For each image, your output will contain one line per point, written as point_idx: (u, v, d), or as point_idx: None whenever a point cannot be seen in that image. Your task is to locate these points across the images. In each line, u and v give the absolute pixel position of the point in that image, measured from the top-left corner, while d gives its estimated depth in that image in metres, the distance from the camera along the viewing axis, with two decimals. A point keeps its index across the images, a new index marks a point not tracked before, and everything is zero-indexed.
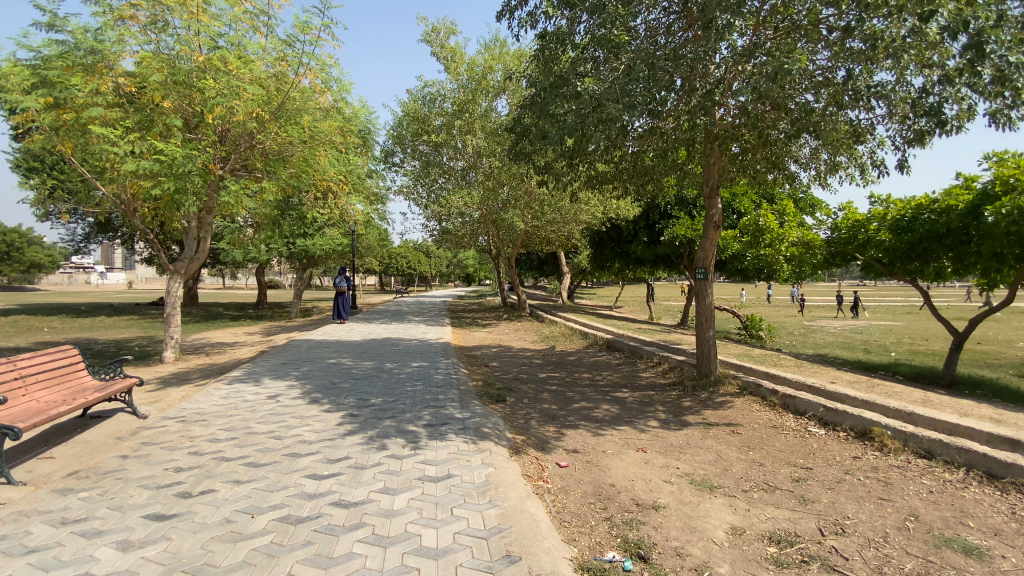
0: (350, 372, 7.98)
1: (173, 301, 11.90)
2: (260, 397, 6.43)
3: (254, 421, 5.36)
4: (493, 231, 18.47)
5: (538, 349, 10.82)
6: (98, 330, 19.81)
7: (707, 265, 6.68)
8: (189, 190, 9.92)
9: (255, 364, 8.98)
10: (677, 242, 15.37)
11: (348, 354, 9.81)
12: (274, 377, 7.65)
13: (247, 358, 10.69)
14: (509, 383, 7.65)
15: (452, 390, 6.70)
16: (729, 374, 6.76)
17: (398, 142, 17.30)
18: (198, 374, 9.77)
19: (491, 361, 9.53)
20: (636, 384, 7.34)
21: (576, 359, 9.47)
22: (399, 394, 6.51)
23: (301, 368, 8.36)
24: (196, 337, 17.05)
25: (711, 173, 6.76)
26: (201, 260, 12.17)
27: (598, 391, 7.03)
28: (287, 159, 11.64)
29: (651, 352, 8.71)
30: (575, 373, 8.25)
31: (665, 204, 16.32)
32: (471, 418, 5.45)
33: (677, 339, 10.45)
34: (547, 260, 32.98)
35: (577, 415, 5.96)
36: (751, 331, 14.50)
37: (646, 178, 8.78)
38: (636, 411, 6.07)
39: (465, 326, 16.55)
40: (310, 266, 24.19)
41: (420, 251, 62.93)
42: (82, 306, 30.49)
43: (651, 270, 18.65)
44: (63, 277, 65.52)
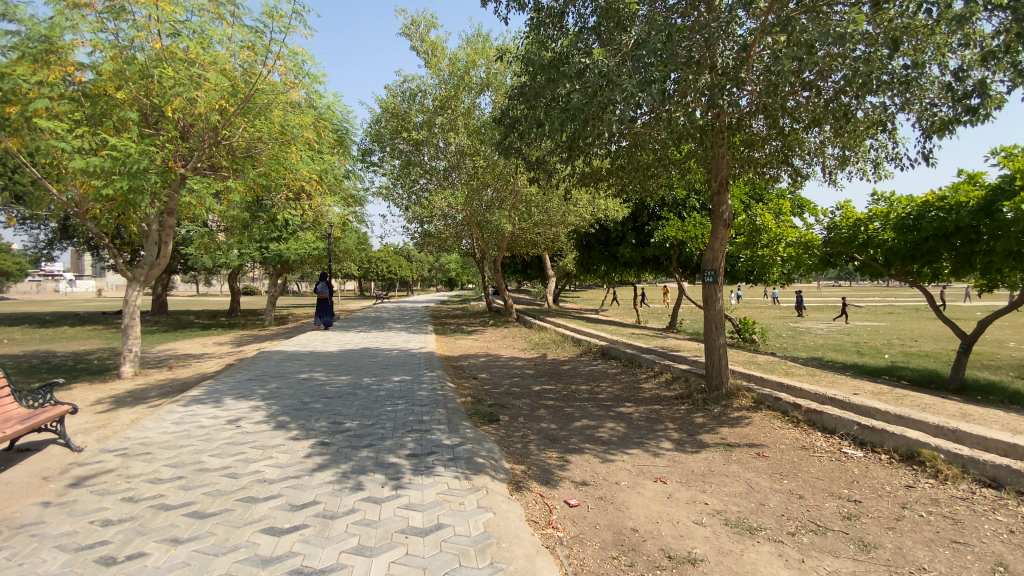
0: (323, 389, 7.20)
1: (131, 312, 10.89)
2: (218, 421, 5.63)
3: (206, 453, 4.57)
4: (478, 233, 17.80)
5: (528, 358, 10.16)
6: (54, 342, 18.42)
7: (716, 267, 6.10)
8: (145, 190, 8.90)
9: (219, 380, 8.11)
10: (666, 244, 14.87)
11: (323, 367, 8.99)
12: (238, 397, 6.81)
13: (211, 374, 9.77)
14: (500, 398, 6.95)
15: (438, 410, 5.99)
16: (741, 385, 6.19)
17: (377, 141, 16.50)
18: (156, 392, 8.83)
19: (479, 372, 8.83)
20: (639, 397, 6.72)
21: (571, 368, 8.84)
22: (377, 416, 5.76)
23: (269, 385, 7.53)
24: (161, 349, 15.91)
25: (721, 166, 6.16)
26: (163, 266, 11.19)
27: (599, 406, 6.39)
28: (256, 157, 10.85)
29: (651, 361, 8.11)
30: (571, 385, 7.60)
31: (653, 205, 15.85)
32: (461, 444, 4.76)
33: (675, 345, 9.92)
34: (531, 264, 32.39)
35: (580, 436, 5.30)
36: (744, 335, 14.07)
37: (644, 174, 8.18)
38: (645, 429, 5.44)
39: (448, 333, 15.78)
40: (285, 271, 23.09)
41: (401, 256, 61.87)
42: (40, 316, 28.64)
43: (639, 272, 18.21)
44: (27, 286, 63.04)
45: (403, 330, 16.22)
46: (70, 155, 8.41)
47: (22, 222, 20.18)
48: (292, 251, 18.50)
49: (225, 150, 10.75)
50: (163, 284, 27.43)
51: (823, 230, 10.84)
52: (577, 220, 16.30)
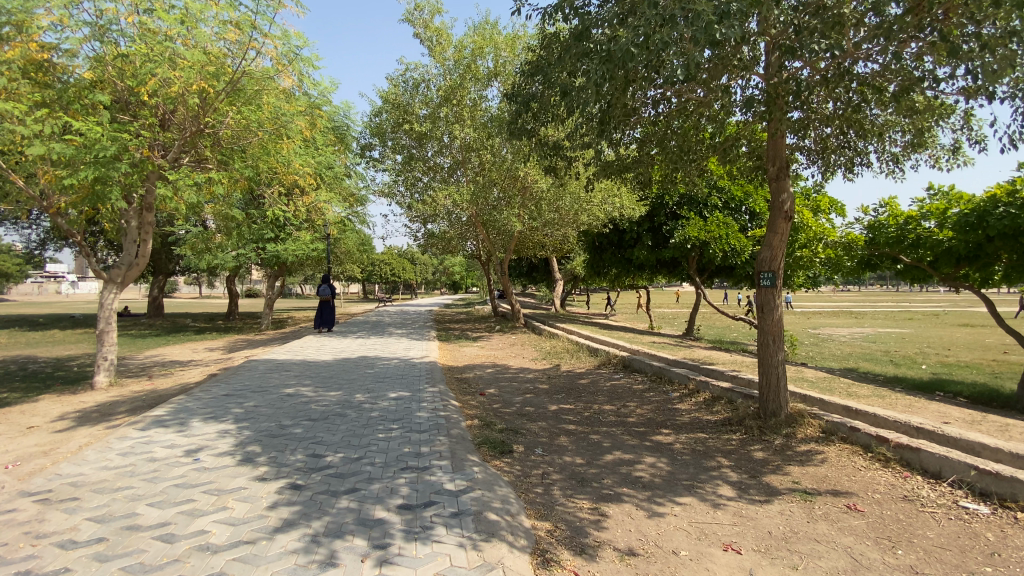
0: (308, 408, 6.23)
1: (107, 315, 9.96)
2: (173, 453, 4.64)
3: (145, 502, 3.60)
4: (485, 234, 16.80)
5: (541, 369, 9.16)
6: (39, 346, 17.50)
7: (775, 268, 5.09)
8: (115, 181, 7.95)
9: (192, 396, 7.12)
10: (686, 245, 13.79)
11: (312, 380, 8.00)
12: (207, 419, 5.81)
13: (189, 386, 8.81)
14: (513, 420, 5.95)
15: (440, 438, 5.01)
16: (803, 410, 5.18)
17: (377, 135, 15.56)
18: (126, 407, 7.85)
19: (487, 387, 7.82)
20: (677, 422, 5.70)
21: (590, 383, 7.85)
22: (367, 446, 4.79)
23: (247, 403, 6.56)
24: (147, 355, 14.95)
25: (780, 147, 5.16)
26: (143, 265, 10.26)
27: (631, 433, 5.38)
28: (245, 149, 9.96)
29: (682, 377, 7.12)
30: (593, 404, 6.59)
31: (670, 203, 14.74)
32: (469, 490, 3.75)
33: (703, 357, 8.92)
34: (537, 268, 31.37)
35: (615, 476, 4.30)
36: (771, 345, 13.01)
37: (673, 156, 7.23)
38: (693, 470, 4.42)
39: (452, 339, 14.79)
40: (283, 273, 22.18)
41: (405, 259, 61.07)
42: (33, 318, 27.80)
43: (654, 276, 17.23)
44: (30, 287, 62.78)
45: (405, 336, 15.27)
46: (28, 139, 7.46)
47: (12, 220, 19.43)
48: (289, 252, 17.60)
49: (204, 137, 9.83)
50: (160, 287, 26.56)
51: (866, 228, 9.86)
52: (588, 221, 15.27)
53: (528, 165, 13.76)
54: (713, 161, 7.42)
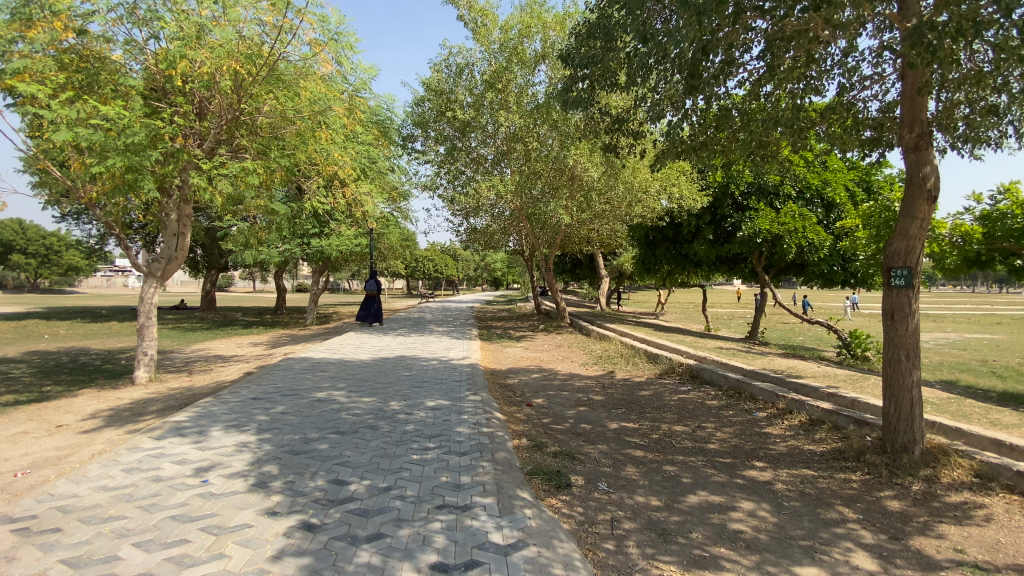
0: (338, 418, 5.61)
1: (147, 310, 9.81)
2: (181, 471, 4.03)
3: (133, 543, 2.89)
4: (529, 229, 16.01)
5: (594, 377, 8.27)
6: (99, 338, 18.13)
7: (912, 264, 4.04)
8: (148, 169, 7.64)
9: (220, 398, 6.64)
10: (756, 240, 12.54)
11: (346, 383, 7.41)
12: (228, 428, 5.26)
13: (223, 385, 8.45)
14: (569, 441, 5.08)
15: (484, 464, 4.21)
16: (943, 446, 4.06)
17: (419, 125, 14.99)
18: (158, 407, 7.53)
19: (535, 396, 7.00)
20: (771, 454, 4.67)
21: (653, 395, 6.90)
22: (398, 471, 4.06)
23: (274, 409, 5.99)
24: (194, 349, 15.05)
25: (919, 107, 4.12)
26: (182, 259, 10.05)
27: (715, 468, 4.40)
28: (283, 138, 9.55)
29: (768, 394, 6.06)
30: (662, 424, 5.62)
31: (736, 193, 13.50)
32: (522, 547, 2.92)
33: (785, 367, 7.75)
34: (582, 265, 30.28)
35: (707, 531, 3.37)
36: (853, 352, 11.60)
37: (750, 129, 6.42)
38: (809, 526, 3.43)
39: (494, 339, 14.04)
40: (327, 269, 22.19)
41: (446, 255, 61.28)
42: (101, 310, 29.33)
43: (712, 272, 15.97)
44: (102, 279, 66.96)
45: (445, 335, 14.66)
46: (57, 125, 7.23)
47: (73, 215, 20.12)
48: (333, 247, 17.42)
49: (239, 125, 9.49)
50: (214, 281, 27.32)
51: (978, 216, 8.30)
52: (643, 214, 14.22)
53: (578, 151, 12.81)
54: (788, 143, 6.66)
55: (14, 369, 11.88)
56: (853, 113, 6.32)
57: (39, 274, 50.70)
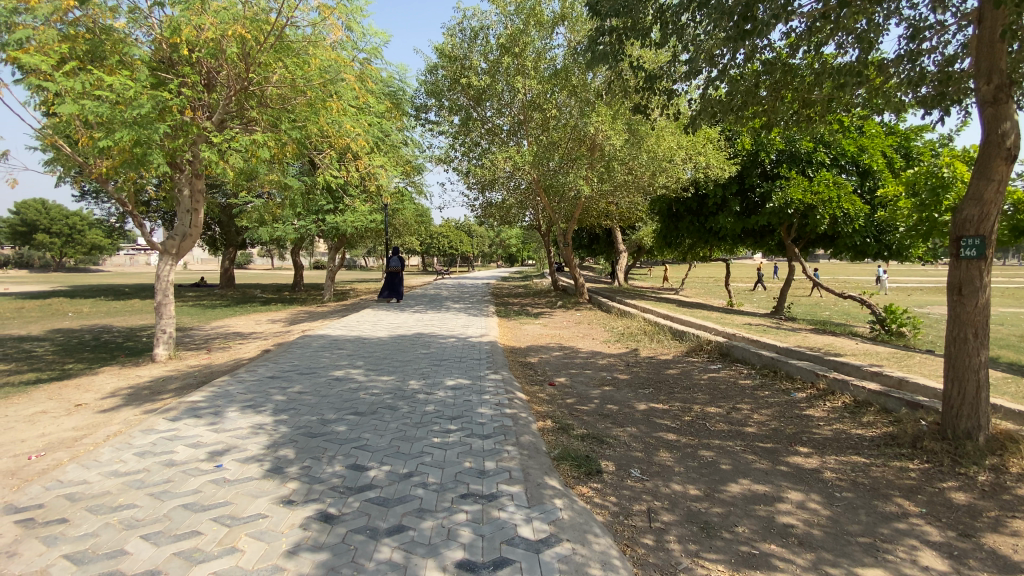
0: (356, 398, 5.44)
1: (164, 288, 9.74)
2: (195, 455, 3.90)
3: (139, 535, 2.78)
4: (548, 203, 15.58)
5: (618, 354, 8.00)
6: (122, 316, 18.36)
7: (986, 233, 3.64)
8: (156, 143, 7.41)
9: (238, 377, 6.53)
10: (787, 211, 11.97)
11: (364, 361, 7.24)
12: (245, 408, 5.11)
13: (241, 363, 8.37)
14: (597, 424, 4.82)
15: (508, 449, 3.99)
16: (1012, 434, 3.72)
17: (433, 95, 14.48)
18: (177, 386, 7.47)
19: (558, 375, 6.76)
20: (816, 440, 4.35)
21: (682, 374, 6.61)
22: (419, 456, 3.85)
23: (292, 388, 5.85)
24: (214, 327, 15.11)
25: (999, 54, 3.68)
26: (197, 237, 9.93)
27: (757, 455, 4.11)
28: (293, 108, 9.23)
29: (807, 373, 5.74)
30: (693, 405, 5.34)
31: (765, 162, 12.91)
32: (554, 543, 2.69)
33: (821, 344, 7.39)
34: (599, 240, 29.74)
35: (753, 525, 3.10)
36: (887, 327, 11.13)
37: (790, 85, 6.68)
38: (866, 521, 3.14)
39: (512, 315, 13.82)
40: (343, 246, 22.06)
41: (461, 231, 61.04)
42: (123, 288, 29.76)
43: (737, 245, 15.45)
44: (126, 258, 68.21)
45: (462, 312, 14.47)
46: (60, 98, 7.00)
47: (91, 193, 20.16)
48: (348, 224, 17.22)
49: (247, 95, 9.21)
50: (232, 258, 27.42)
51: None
52: (667, 185, 13.71)
53: (599, 118, 12.25)
54: (828, 103, 6.74)
55: (40, 347, 12.03)
56: (910, 68, 5.81)
57: (65, 253, 51.73)
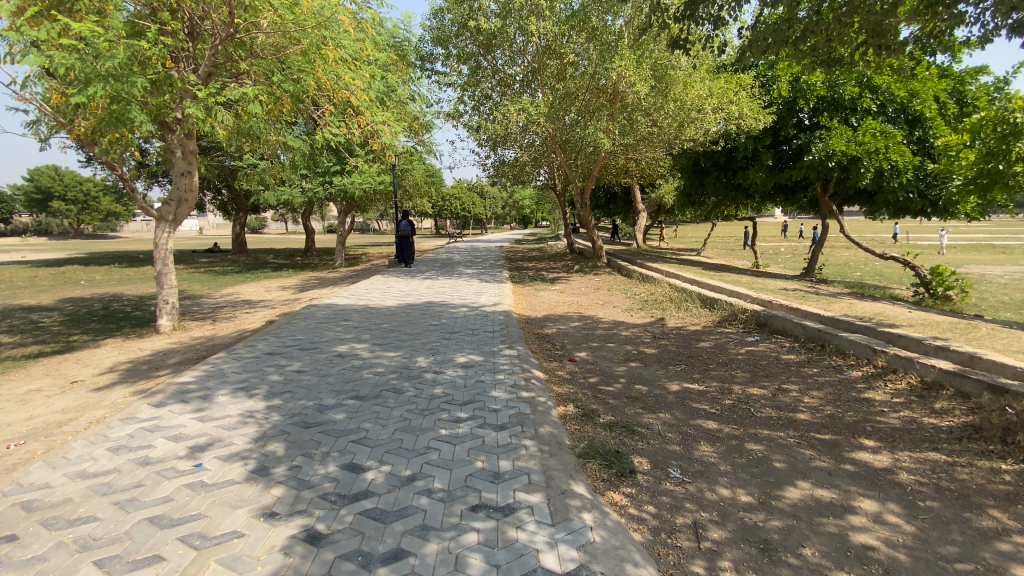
0: (358, 377, 4.97)
1: (163, 256, 9.30)
2: (174, 452, 3.50)
3: (89, 564, 2.35)
4: (565, 161, 14.72)
5: (643, 324, 7.41)
6: (134, 283, 18.18)
7: None
8: (134, 98, 6.79)
9: (235, 352, 6.11)
10: (827, 164, 11.01)
11: (370, 334, 6.75)
12: (237, 392, 4.67)
13: (244, 335, 7.98)
14: (625, 409, 4.27)
15: (528, 443, 3.45)
16: None
17: (439, 43, 13.44)
18: (176, 361, 7.10)
19: (579, 349, 6.22)
20: (883, 431, 3.75)
21: (715, 348, 6.02)
22: (425, 453, 3.33)
23: (290, 366, 5.39)
24: (225, 294, 14.83)
25: None
26: (194, 202, 9.42)
27: (816, 451, 3.53)
28: (287, 58, 8.52)
29: (862, 348, 5.11)
30: (732, 386, 4.77)
31: (803, 111, 11.90)
32: None
33: (870, 312, 6.69)
34: (617, 199, 28.66)
35: (824, 546, 2.55)
36: (932, 291, 10.32)
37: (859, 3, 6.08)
38: (962, 541, 2.57)
39: (527, 281, 13.22)
40: (352, 209, 21.45)
41: (474, 191, 59.93)
42: (139, 255, 29.76)
43: (767, 203, 14.53)
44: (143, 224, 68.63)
45: (475, 277, 13.90)
46: (28, 50, 6.44)
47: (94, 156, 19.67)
48: (357, 186, 16.58)
49: (236, 43, 8.59)
50: (243, 223, 27.04)
51: None
52: (694, 138, 12.78)
53: (621, 63, 11.24)
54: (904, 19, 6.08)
55: (49, 318, 11.82)
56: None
57: (82, 220, 51.99)
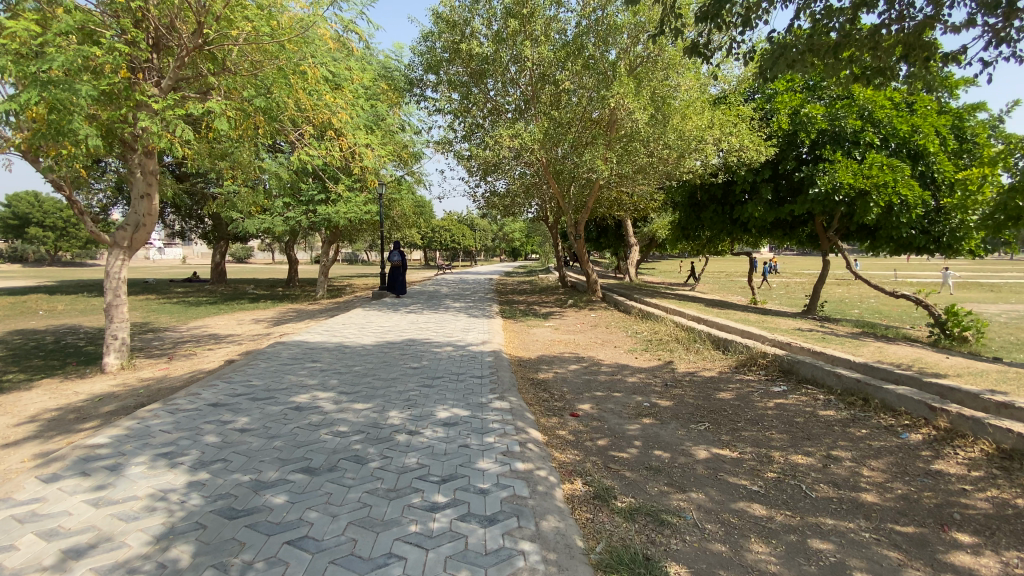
0: (315, 438, 4.04)
1: (115, 286, 8.30)
2: (38, 558, 2.53)
3: None
4: (558, 192, 14.19)
5: (650, 369, 6.58)
6: (98, 314, 16.97)
7: None
8: (82, 107, 5.99)
9: (175, 400, 5.15)
10: (833, 198, 10.54)
11: (338, 380, 5.82)
12: (157, 460, 3.71)
13: (196, 378, 6.97)
14: (646, 486, 3.40)
15: (526, 547, 2.54)
16: None
17: (430, 68, 13.02)
18: (111, 410, 6.06)
19: (582, 399, 5.36)
20: (978, 521, 2.93)
21: (739, 400, 5.20)
22: (384, 565, 2.40)
23: (236, 421, 4.44)
24: (192, 327, 13.74)
25: None
26: (154, 226, 8.55)
27: (904, 555, 2.67)
28: (258, 74, 7.85)
29: (916, 405, 4.35)
30: (772, 452, 3.94)
31: (804, 145, 11.48)
32: None
33: (905, 358, 5.94)
34: (608, 233, 28.31)
35: None
36: (947, 331, 9.64)
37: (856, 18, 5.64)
38: None
39: (518, 316, 12.40)
40: (336, 239, 20.65)
41: (464, 225, 59.80)
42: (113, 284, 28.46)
43: (765, 238, 14.05)
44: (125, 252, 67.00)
45: (462, 311, 13.06)
46: None
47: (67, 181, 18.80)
48: (340, 215, 15.82)
49: (206, 56, 7.99)
50: (223, 254, 26.04)
51: None
52: (691, 170, 12.35)
53: (619, 91, 10.85)
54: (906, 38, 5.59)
55: None
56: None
57: (60, 247, 50.42)
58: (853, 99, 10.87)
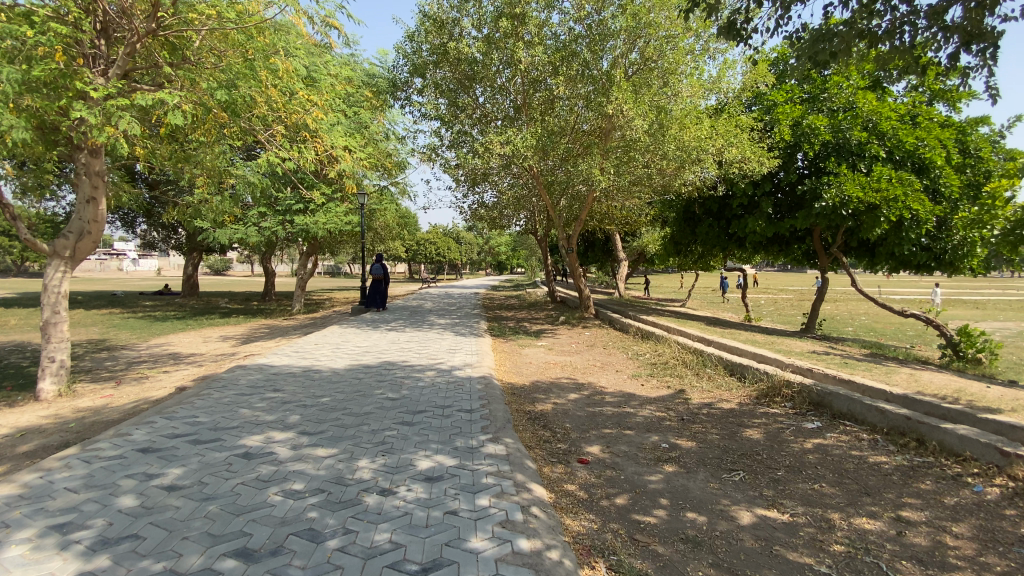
0: (261, 501, 3.17)
1: (52, 302, 7.29)
2: None
3: None
4: (549, 203, 13.54)
5: (660, 399, 5.85)
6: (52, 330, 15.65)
7: None
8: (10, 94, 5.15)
9: (96, 442, 4.23)
10: (840, 212, 10.09)
11: (301, 415, 4.95)
12: (45, 533, 2.81)
13: (138, 409, 6.01)
14: (685, 569, 2.63)
15: None
16: None
17: (415, 72, 12.30)
18: (29, 449, 5.07)
19: (588, 439, 4.60)
20: None
21: (771, 439, 4.49)
22: None
23: (166, 474, 3.56)
24: (153, 345, 12.60)
25: None
26: (100, 234, 7.63)
27: None
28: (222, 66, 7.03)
29: (984, 450, 3.69)
30: (830, 515, 3.20)
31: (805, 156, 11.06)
32: None
33: (945, 388, 5.32)
34: (596, 247, 27.78)
35: None
36: (962, 353, 9.16)
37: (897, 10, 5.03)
38: None
39: (507, 334, 11.61)
40: (315, 250, 19.64)
41: (449, 238, 59.00)
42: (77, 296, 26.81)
43: (762, 253, 13.56)
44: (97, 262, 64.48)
45: (447, 329, 12.24)
46: None
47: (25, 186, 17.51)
48: (318, 226, 14.90)
49: (165, 45, 7.19)
50: (195, 266, 24.75)
51: None
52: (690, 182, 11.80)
53: (616, 97, 10.30)
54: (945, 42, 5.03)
55: None
56: None
57: (27, 258, 48.01)
58: (856, 110, 10.47)
